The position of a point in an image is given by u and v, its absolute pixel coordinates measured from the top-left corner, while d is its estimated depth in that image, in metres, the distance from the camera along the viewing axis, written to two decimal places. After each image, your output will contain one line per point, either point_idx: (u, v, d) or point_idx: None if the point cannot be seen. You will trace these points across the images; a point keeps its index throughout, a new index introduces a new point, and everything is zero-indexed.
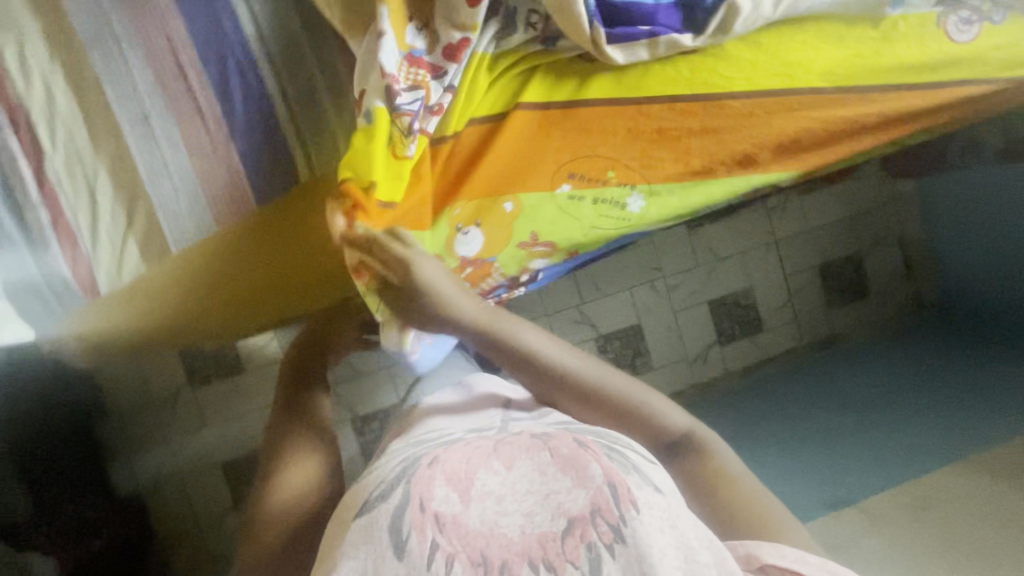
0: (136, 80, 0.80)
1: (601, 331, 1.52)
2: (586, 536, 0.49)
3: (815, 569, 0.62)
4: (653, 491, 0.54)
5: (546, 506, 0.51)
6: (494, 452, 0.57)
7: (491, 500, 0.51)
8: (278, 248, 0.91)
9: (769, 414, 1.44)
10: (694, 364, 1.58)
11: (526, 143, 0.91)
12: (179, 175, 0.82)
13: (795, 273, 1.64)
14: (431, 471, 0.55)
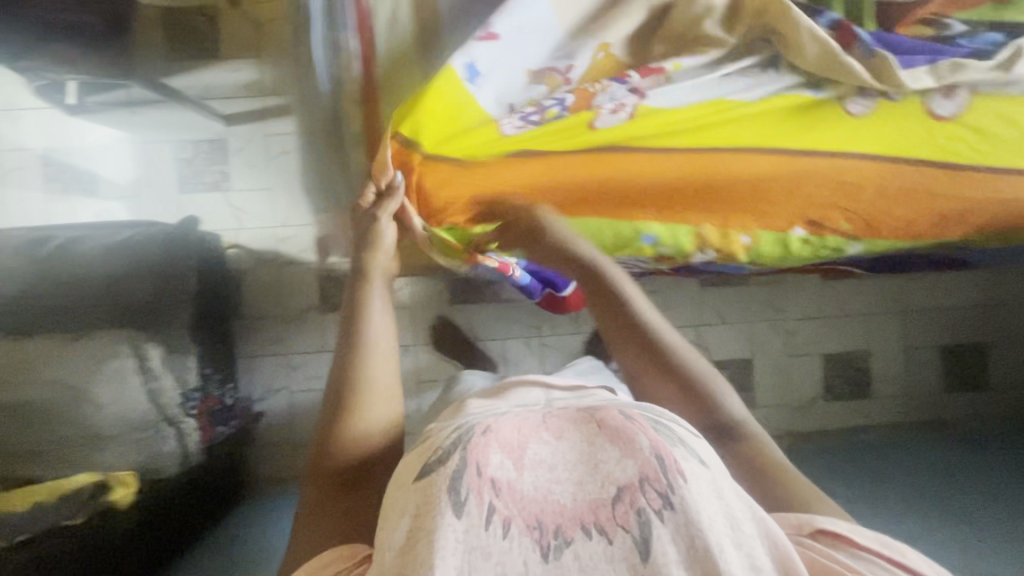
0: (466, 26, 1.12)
1: (711, 357, 1.57)
2: (633, 503, 0.44)
3: (870, 540, 0.57)
4: (700, 462, 0.48)
5: (597, 474, 0.45)
6: (542, 421, 0.51)
7: (543, 468, 0.46)
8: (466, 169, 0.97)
9: (893, 477, 1.32)
10: (797, 412, 1.58)
11: (785, 181, 0.95)
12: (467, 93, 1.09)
13: (915, 349, 1.60)
14: (484, 436, 0.48)
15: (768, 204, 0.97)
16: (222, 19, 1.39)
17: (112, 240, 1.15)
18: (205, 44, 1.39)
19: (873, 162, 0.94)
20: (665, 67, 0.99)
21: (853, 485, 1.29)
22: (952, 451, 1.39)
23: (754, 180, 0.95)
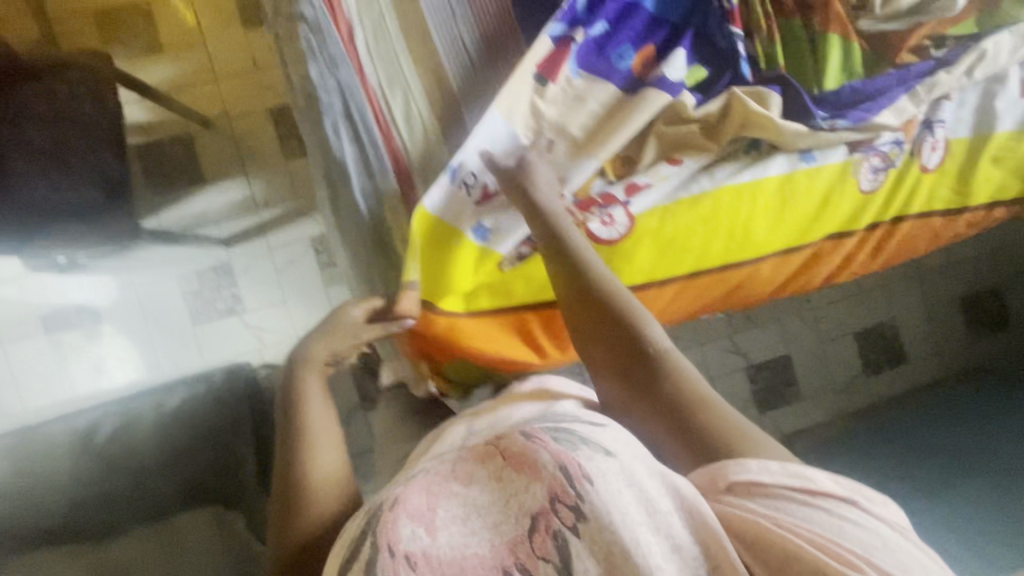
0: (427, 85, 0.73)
1: (751, 361, 1.56)
2: (549, 526, 0.48)
3: (779, 477, 0.53)
4: (606, 455, 0.52)
5: (511, 514, 0.50)
6: (449, 472, 0.56)
7: (457, 523, 0.51)
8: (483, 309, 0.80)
9: (955, 432, 1.31)
10: (842, 394, 1.58)
11: (793, 254, 0.83)
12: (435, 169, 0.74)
13: (937, 305, 1.62)
14: (394, 514, 0.52)
15: (778, 278, 0.84)
16: (199, 144, 1.42)
17: (159, 415, 1.09)
18: (188, 173, 1.41)
19: (877, 212, 0.87)
20: (653, 181, 0.75)
21: (917, 451, 1.29)
22: (1004, 394, 1.38)
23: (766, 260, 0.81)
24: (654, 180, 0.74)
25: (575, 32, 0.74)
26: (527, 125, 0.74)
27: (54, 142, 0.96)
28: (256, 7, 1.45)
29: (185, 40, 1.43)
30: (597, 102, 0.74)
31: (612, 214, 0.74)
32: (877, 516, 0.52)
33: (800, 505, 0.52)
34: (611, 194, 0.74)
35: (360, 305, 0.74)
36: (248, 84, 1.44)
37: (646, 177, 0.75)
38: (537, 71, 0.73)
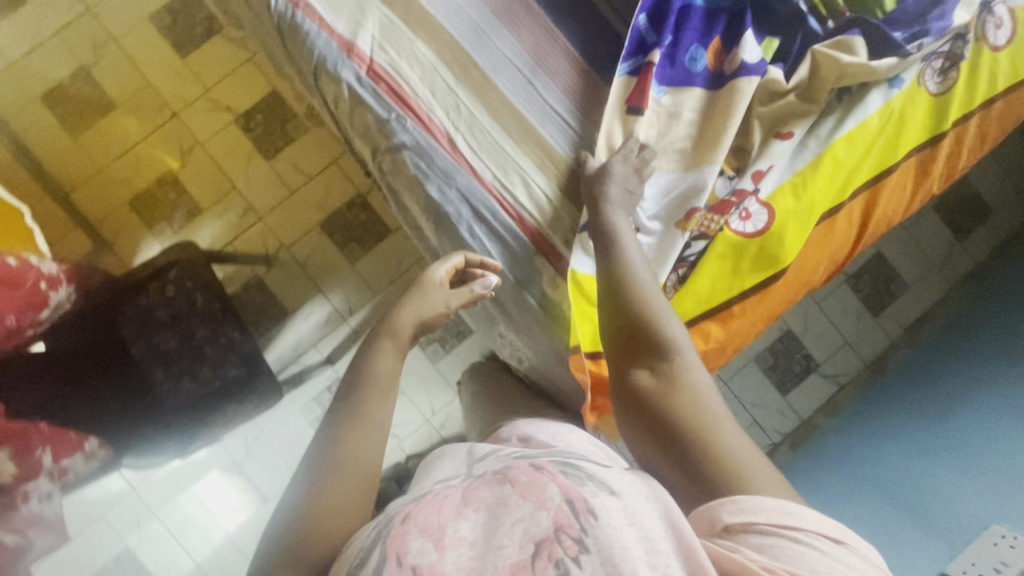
0: (537, 153, 0.76)
1: (849, 273, 1.57)
2: (552, 554, 0.51)
3: (770, 514, 0.52)
4: (609, 494, 0.55)
5: (520, 535, 0.53)
6: (458, 501, 0.58)
7: (463, 545, 0.53)
8: None
9: None
10: (944, 268, 1.58)
11: (906, 181, 0.83)
12: (564, 222, 0.76)
13: (1002, 149, 1.60)
14: (404, 526, 0.54)
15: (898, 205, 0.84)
16: (270, 282, 1.45)
17: None
18: (271, 313, 1.45)
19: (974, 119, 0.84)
20: (773, 162, 0.76)
21: None
22: None
23: (884, 195, 0.81)
24: (769, 161, 0.76)
25: (642, 56, 0.78)
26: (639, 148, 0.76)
27: (180, 339, 1.01)
28: (267, 136, 1.47)
29: (218, 193, 1.46)
30: (693, 109, 0.77)
31: (745, 207, 0.75)
32: (864, 557, 0.50)
33: (783, 537, 0.50)
34: (741, 188, 0.75)
35: (441, 266, 0.75)
36: (293, 209, 1.47)
37: (765, 162, 0.76)
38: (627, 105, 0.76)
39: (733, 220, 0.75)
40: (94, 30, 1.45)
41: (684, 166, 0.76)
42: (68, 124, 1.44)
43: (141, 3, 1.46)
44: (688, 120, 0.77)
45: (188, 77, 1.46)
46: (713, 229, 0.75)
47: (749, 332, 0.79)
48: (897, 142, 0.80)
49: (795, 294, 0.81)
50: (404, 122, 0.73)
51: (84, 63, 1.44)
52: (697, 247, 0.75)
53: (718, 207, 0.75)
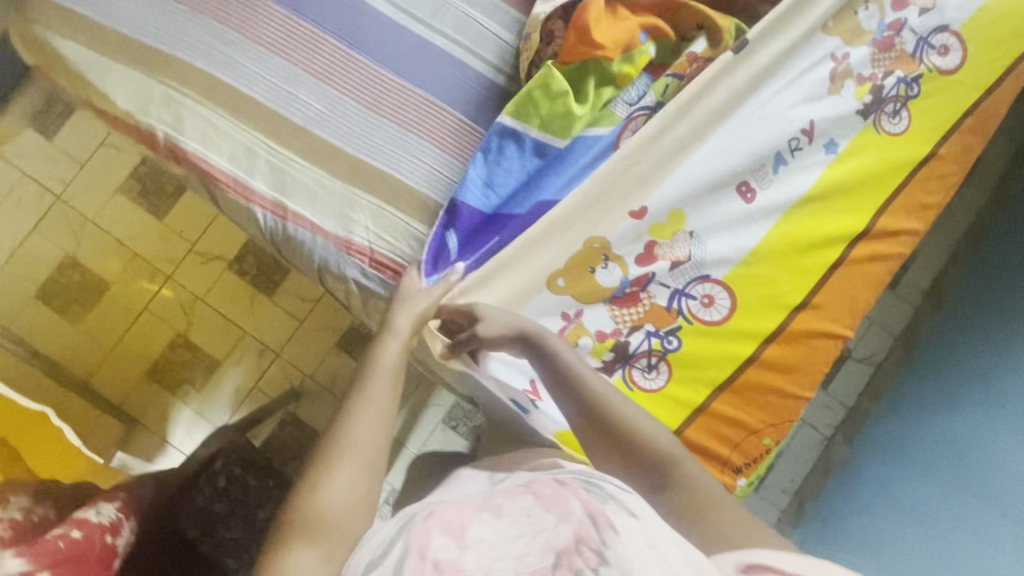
0: (548, 305, 0.73)
1: None
2: (573, 564, 0.44)
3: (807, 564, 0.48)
4: (628, 515, 0.50)
5: (537, 544, 0.47)
6: (480, 505, 0.54)
7: (485, 544, 0.48)
8: (700, 430, 0.76)
9: None
10: (947, 225, 1.58)
11: (900, 212, 0.83)
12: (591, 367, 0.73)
13: None
14: (427, 522, 0.52)
15: (901, 234, 0.83)
16: (305, 416, 1.45)
17: None
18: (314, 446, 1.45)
19: (950, 136, 0.84)
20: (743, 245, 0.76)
21: None
22: None
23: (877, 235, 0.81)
24: (685, 246, 0.75)
25: (452, 265, 0.71)
26: (630, 258, 0.75)
27: (245, 526, 1.01)
28: (263, 273, 1.48)
29: (231, 342, 1.46)
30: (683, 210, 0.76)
31: (710, 295, 0.75)
32: None
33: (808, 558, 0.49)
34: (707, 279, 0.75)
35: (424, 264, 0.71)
36: (306, 339, 1.48)
37: (741, 245, 0.76)
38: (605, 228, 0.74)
39: (708, 311, 0.75)
40: (69, 216, 1.44)
41: (582, 302, 0.74)
42: (68, 315, 1.43)
43: (106, 179, 1.45)
44: (670, 222, 0.76)
45: (172, 238, 1.46)
46: (692, 324, 0.75)
47: (787, 405, 0.78)
48: (873, 183, 0.81)
49: (829, 354, 0.79)
50: None
51: (68, 252, 1.44)
52: (675, 340, 0.75)
53: (684, 306, 0.75)
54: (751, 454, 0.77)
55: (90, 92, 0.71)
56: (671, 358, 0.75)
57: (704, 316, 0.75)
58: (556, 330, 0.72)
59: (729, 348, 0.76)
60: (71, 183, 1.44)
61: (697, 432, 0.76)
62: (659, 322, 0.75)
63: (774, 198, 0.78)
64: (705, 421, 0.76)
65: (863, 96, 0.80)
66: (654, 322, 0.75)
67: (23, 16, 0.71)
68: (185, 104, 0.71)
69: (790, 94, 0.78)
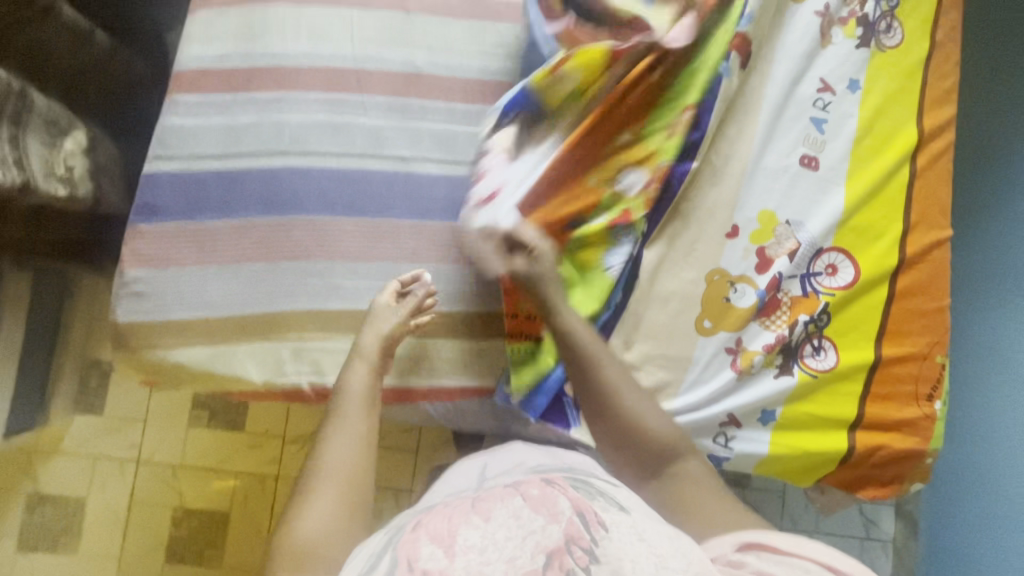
0: (713, 346, 0.77)
1: None
2: (564, 566, 0.43)
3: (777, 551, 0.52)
4: (619, 512, 0.49)
5: (525, 546, 0.44)
6: (469, 507, 0.50)
7: (475, 552, 0.44)
8: (885, 378, 0.80)
9: None
10: None
11: (934, 105, 0.89)
12: (770, 376, 0.78)
13: None
14: (412, 533, 0.48)
15: (946, 121, 0.89)
16: None
17: None
18: None
19: (939, 18, 0.90)
20: (830, 208, 0.82)
21: None
22: None
23: (928, 135, 0.87)
24: (790, 237, 0.81)
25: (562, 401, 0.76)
26: (750, 271, 0.80)
27: None
28: None
29: None
30: (769, 207, 0.81)
31: (829, 263, 0.81)
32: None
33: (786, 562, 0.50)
34: (817, 252, 0.81)
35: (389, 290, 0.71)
36: None
37: (829, 209, 0.82)
38: (717, 256, 0.80)
39: (835, 276, 0.81)
40: (157, 471, 1.42)
41: (734, 332, 0.78)
42: (205, 561, 1.41)
43: (172, 421, 1.43)
44: (763, 220, 0.81)
45: (261, 440, 1.45)
46: (831, 296, 0.80)
47: (937, 316, 0.83)
48: (901, 96, 0.87)
49: (945, 254, 0.85)
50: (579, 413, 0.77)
51: (174, 504, 1.42)
52: (825, 316, 0.80)
53: (816, 283, 0.81)
54: (932, 374, 0.82)
55: (224, 384, 0.72)
56: (829, 333, 0.80)
57: (835, 283, 0.81)
58: (730, 366, 0.77)
59: (866, 297, 0.81)
60: (142, 441, 1.42)
61: (882, 383, 0.80)
62: (803, 307, 0.80)
63: (831, 155, 0.84)
64: (883, 370, 0.80)
65: (853, 33, 0.86)
66: (800, 310, 0.79)
67: (128, 345, 0.72)
68: (317, 348, 0.72)
69: (799, 63, 0.83)
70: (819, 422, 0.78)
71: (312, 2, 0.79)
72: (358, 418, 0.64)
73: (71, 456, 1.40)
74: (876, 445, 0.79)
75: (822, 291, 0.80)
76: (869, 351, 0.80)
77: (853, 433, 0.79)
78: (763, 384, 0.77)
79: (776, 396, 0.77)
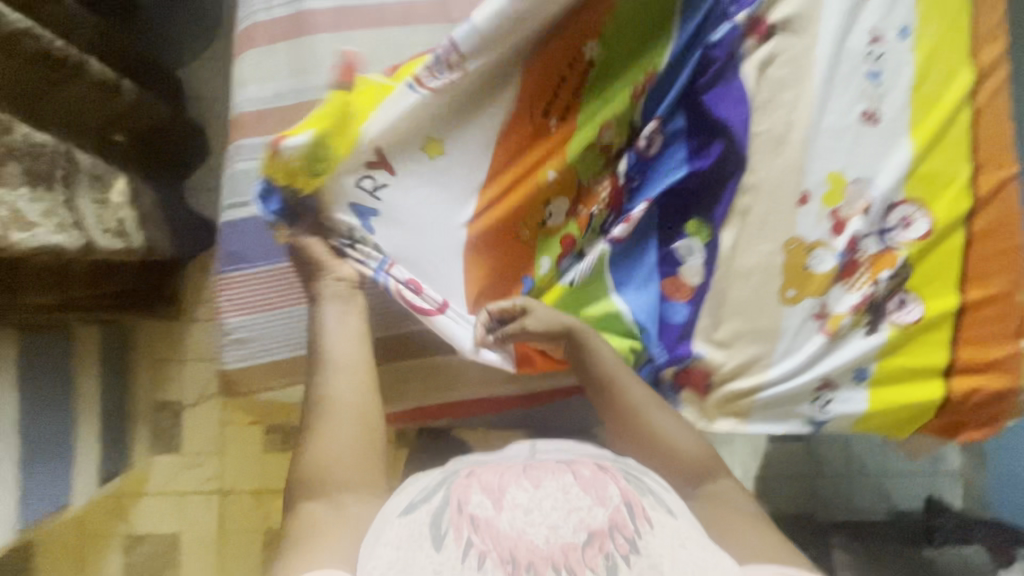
0: (801, 313, 0.78)
1: None
2: (603, 547, 0.49)
3: None
4: (663, 511, 0.55)
5: (570, 518, 0.51)
6: (522, 470, 0.56)
7: (520, 510, 0.51)
8: (973, 322, 0.81)
9: None
10: None
11: (989, 40, 0.87)
12: (858, 334, 0.79)
13: None
14: (466, 479, 0.55)
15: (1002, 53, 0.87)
16: None
17: None
18: None
19: None
20: (898, 161, 0.82)
21: None
22: None
23: (986, 71, 0.86)
24: (860, 195, 0.81)
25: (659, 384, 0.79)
26: (827, 236, 0.80)
27: None
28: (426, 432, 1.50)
29: None
30: (835, 168, 0.81)
31: (902, 216, 0.81)
32: None
33: None
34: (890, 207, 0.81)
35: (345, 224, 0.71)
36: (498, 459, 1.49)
37: (897, 162, 0.82)
38: (792, 226, 0.80)
39: (910, 228, 0.81)
40: (241, 499, 1.46)
41: (820, 297, 0.79)
42: None
43: (246, 449, 1.47)
44: (831, 182, 0.81)
45: None
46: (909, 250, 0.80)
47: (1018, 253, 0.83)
48: (955, 35, 0.86)
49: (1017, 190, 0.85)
50: (675, 393, 0.80)
51: (262, 528, 1.46)
52: (907, 269, 0.80)
53: (892, 237, 0.81)
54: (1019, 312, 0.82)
55: None
56: (913, 286, 0.80)
57: (910, 236, 0.81)
58: (819, 332, 0.78)
59: (946, 245, 0.81)
60: (222, 472, 1.46)
61: (970, 326, 0.81)
62: (883, 261, 0.80)
63: (891, 106, 0.83)
64: (970, 314, 0.81)
65: None
66: (881, 266, 0.80)
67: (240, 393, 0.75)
68: None
69: (848, 17, 0.82)
70: (913, 373, 0.79)
71: (354, 25, 0.78)
72: (357, 375, 0.69)
73: (158, 496, 1.44)
74: (971, 389, 0.80)
75: (900, 246, 0.80)
76: (954, 297, 0.81)
77: (947, 379, 0.80)
78: (853, 343, 0.78)
79: (868, 353, 0.78)
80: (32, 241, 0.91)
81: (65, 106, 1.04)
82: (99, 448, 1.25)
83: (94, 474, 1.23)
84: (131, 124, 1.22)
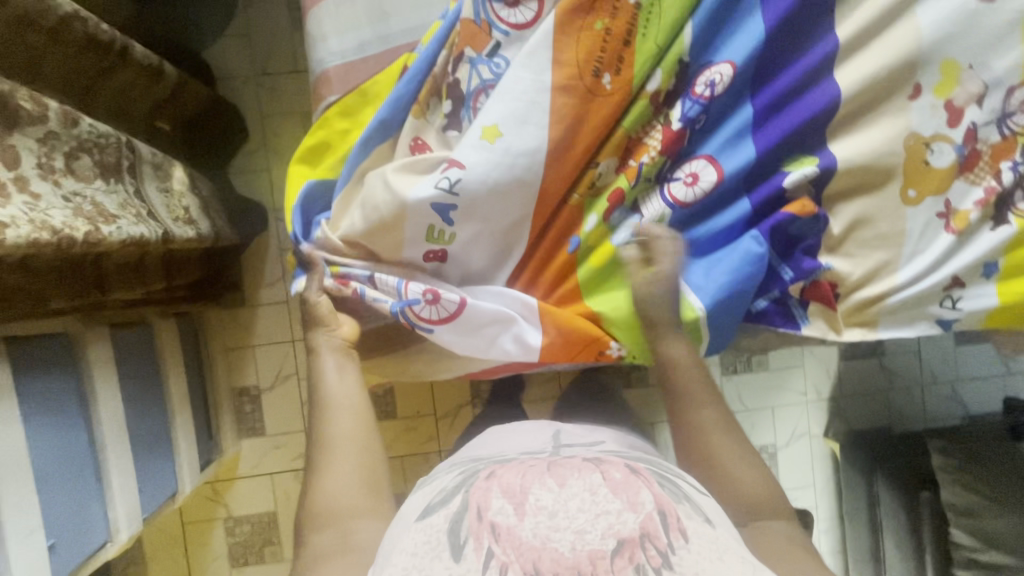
0: (922, 213, 0.76)
1: None
2: (634, 557, 0.49)
3: None
4: (702, 522, 0.54)
5: (598, 523, 0.50)
6: (545, 469, 0.56)
7: (544, 515, 0.51)
8: None
9: None
10: None
11: None
12: (985, 228, 0.76)
13: None
14: (486, 483, 0.56)
15: None
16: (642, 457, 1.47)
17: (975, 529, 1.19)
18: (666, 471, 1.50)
19: None
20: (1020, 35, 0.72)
21: None
22: None
23: None
24: (976, 81, 0.74)
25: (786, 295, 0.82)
26: (941, 130, 0.75)
27: None
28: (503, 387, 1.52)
29: None
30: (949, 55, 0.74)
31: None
32: None
33: None
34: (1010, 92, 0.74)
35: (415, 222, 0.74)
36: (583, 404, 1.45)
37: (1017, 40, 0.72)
38: (904, 123, 0.75)
39: None
40: None
41: (941, 195, 0.76)
42: None
43: None
44: (944, 70, 0.74)
45: (416, 423, 1.49)
46: None
47: None
48: None
49: None
50: (798, 303, 0.82)
51: None
52: None
53: (1015, 122, 0.74)
54: None
55: None
56: None
57: None
58: (945, 230, 0.76)
59: None
60: None
61: None
62: (1006, 148, 0.75)
63: None
64: None
65: None
66: (1004, 154, 0.75)
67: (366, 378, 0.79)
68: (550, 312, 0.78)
69: None
70: None
71: None
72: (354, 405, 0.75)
73: (251, 480, 1.48)
74: None
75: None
76: None
77: None
78: (981, 238, 0.76)
79: (997, 246, 0.75)
80: (118, 233, 0.87)
81: (110, 96, 1.00)
82: (193, 441, 1.27)
83: (194, 463, 1.27)
84: (174, 110, 1.19)
